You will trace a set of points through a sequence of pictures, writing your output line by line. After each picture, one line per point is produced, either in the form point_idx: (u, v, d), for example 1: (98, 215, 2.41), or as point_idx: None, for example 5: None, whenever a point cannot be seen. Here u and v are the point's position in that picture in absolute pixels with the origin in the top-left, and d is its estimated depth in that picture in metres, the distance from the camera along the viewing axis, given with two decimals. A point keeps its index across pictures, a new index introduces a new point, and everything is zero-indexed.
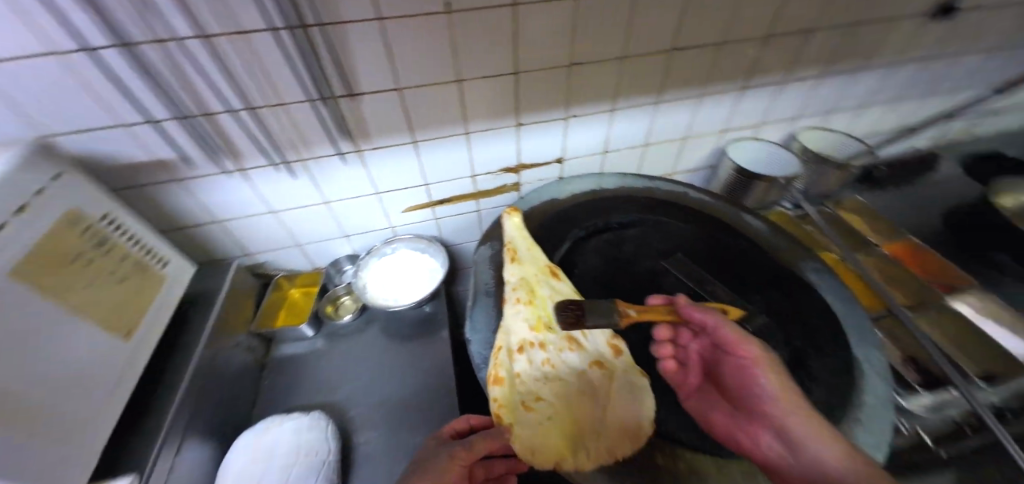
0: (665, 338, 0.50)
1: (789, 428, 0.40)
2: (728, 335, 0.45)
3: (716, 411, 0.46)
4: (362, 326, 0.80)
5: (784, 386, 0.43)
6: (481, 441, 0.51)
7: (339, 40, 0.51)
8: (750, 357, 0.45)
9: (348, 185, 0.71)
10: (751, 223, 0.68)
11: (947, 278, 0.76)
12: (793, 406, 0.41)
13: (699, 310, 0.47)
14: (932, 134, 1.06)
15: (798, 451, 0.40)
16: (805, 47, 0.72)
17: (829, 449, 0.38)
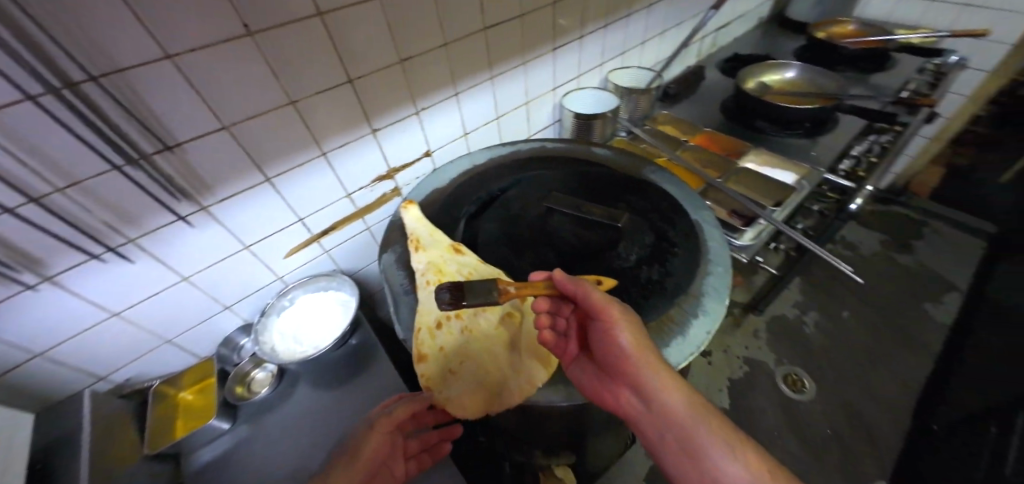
0: (541, 310, 0.51)
1: (644, 384, 0.46)
2: (595, 304, 0.45)
3: (588, 370, 0.51)
4: (286, 392, 0.71)
5: (639, 346, 0.45)
6: (401, 406, 0.56)
7: (128, 90, 0.44)
8: (617, 323, 0.45)
9: (210, 250, 0.62)
10: (598, 153, 0.80)
11: (734, 149, 1.01)
12: (650, 368, 0.45)
13: (572, 283, 0.45)
14: (696, 52, 1.32)
15: (652, 400, 0.46)
16: (586, 5, 0.87)
17: (673, 396, 0.45)
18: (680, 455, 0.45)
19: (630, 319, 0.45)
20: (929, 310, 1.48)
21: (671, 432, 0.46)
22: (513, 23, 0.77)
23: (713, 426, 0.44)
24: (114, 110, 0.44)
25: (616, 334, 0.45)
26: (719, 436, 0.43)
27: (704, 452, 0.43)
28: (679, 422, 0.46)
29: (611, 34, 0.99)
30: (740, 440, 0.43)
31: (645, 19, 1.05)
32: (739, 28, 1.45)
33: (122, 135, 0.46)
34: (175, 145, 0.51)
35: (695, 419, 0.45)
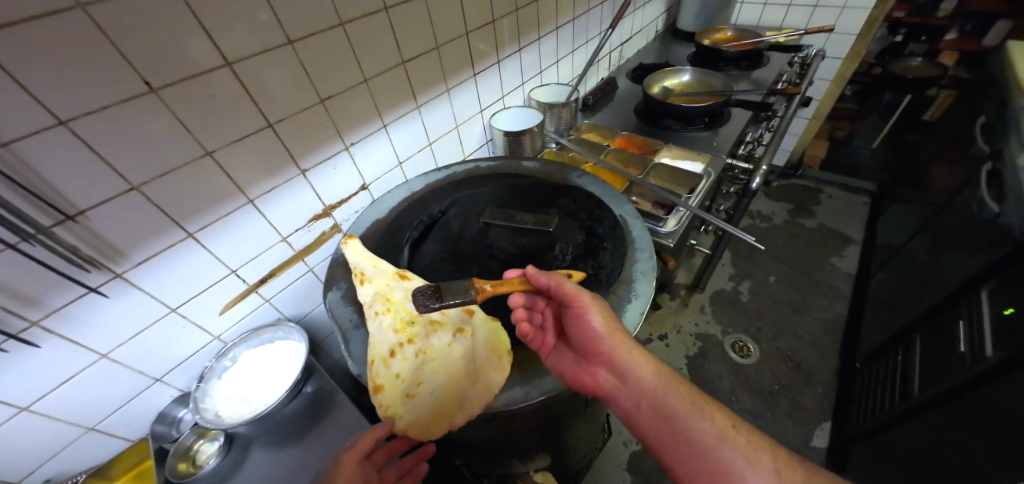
0: (518, 304, 0.57)
1: (618, 358, 0.51)
2: (567, 290, 0.52)
3: (566, 357, 0.54)
4: (238, 457, 0.66)
5: (608, 325, 0.51)
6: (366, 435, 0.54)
7: (10, 162, 0.41)
8: (588, 306, 0.52)
9: (128, 319, 0.57)
10: (528, 165, 0.86)
11: (650, 146, 1.13)
12: (622, 343, 0.51)
13: (545, 276, 0.52)
14: (608, 64, 1.47)
15: (627, 374, 0.51)
16: (498, 33, 0.95)
17: (644, 367, 0.50)
18: (657, 424, 0.47)
19: (599, 302, 0.52)
20: (835, 263, 1.72)
21: (647, 404, 0.49)
22: (431, 54, 0.81)
23: (682, 393, 0.48)
24: (1, 185, 0.41)
25: (588, 315, 0.52)
26: (688, 400, 0.47)
27: (678, 416, 0.46)
28: (653, 394, 0.49)
29: (526, 56, 1.07)
30: (705, 403, 0.47)
31: (555, 40, 1.15)
32: (642, 40, 1.63)
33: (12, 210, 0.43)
34: (79, 213, 0.48)
35: (667, 389, 0.49)
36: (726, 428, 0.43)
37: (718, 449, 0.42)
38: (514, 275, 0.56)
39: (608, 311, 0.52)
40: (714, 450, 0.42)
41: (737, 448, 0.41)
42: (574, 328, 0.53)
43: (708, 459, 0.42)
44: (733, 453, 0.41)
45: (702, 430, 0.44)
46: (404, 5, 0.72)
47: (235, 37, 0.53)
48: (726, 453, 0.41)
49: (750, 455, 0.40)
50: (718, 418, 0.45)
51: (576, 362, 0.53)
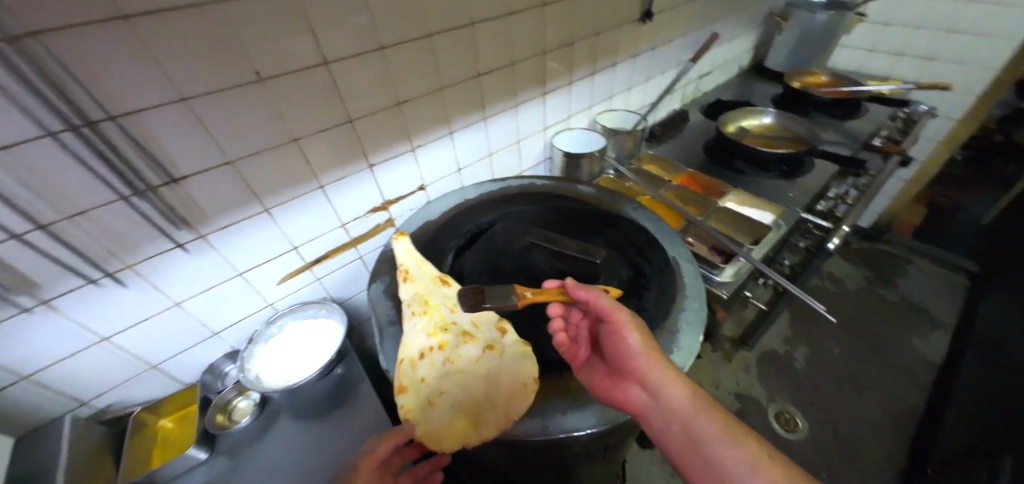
0: (557, 313, 0.56)
1: (651, 378, 0.49)
2: (604, 307, 0.51)
3: (598, 372, 0.53)
4: (267, 421, 0.71)
5: (645, 345, 0.50)
6: (382, 440, 0.54)
7: (137, 130, 0.48)
8: (624, 325, 0.51)
9: (199, 276, 0.64)
10: (582, 190, 0.84)
11: (715, 188, 1.06)
12: (657, 363, 0.49)
13: (584, 289, 0.52)
14: (682, 95, 1.42)
15: (659, 394, 0.48)
16: (574, 55, 0.95)
17: (678, 389, 0.48)
18: (687, 448, 0.47)
19: (636, 321, 0.52)
20: (918, 347, 1.49)
21: (678, 425, 0.47)
22: (505, 70, 0.83)
23: (715, 419, 0.47)
24: (128, 147, 0.48)
25: (625, 335, 0.51)
26: (721, 427, 0.46)
27: (710, 442, 0.45)
28: (685, 417, 0.47)
29: (599, 80, 1.07)
30: (741, 432, 0.46)
31: (631, 68, 1.14)
32: (722, 73, 1.56)
33: (132, 169, 0.50)
34: (180, 179, 0.54)
35: (699, 413, 0.48)
36: (759, 458, 0.42)
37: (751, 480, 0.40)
38: (553, 284, 0.57)
39: (645, 331, 0.51)
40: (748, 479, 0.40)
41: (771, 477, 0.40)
42: (609, 346, 0.53)
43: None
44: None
45: (735, 459, 0.43)
46: (489, 22, 0.75)
47: (335, 39, 0.58)
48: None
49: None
50: (752, 449, 0.43)
51: (607, 378, 0.52)
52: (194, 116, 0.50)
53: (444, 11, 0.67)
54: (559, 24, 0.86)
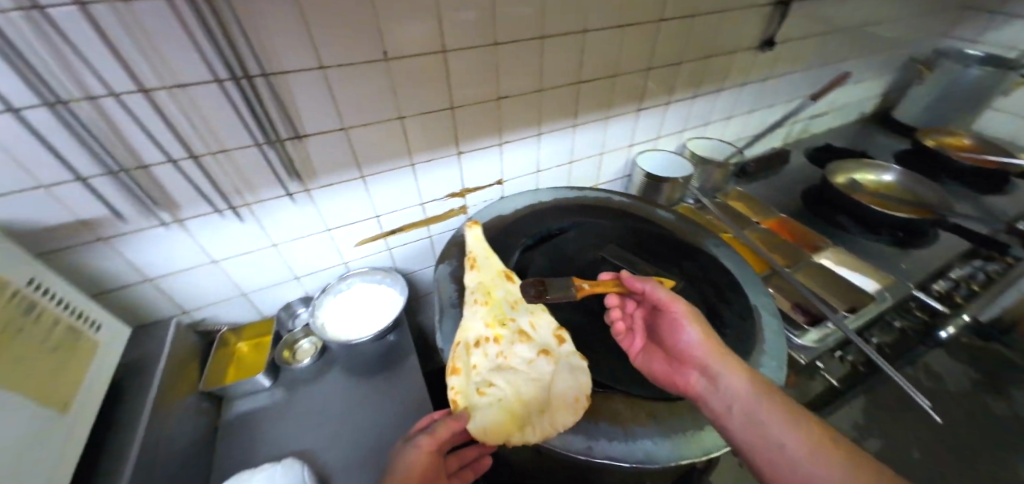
0: (614, 303, 0.60)
1: (710, 362, 0.52)
2: (663, 298, 0.56)
3: (655, 357, 0.57)
4: (323, 368, 0.78)
5: (703, 332, 0.54)
6: (444, 423, 0.51)
7: (282, 87, 0.54)
8: (682, 315, 0.56)
9: (295, 224, 0.71)
10: (661, 215, 0.80)
11: (811, 240, 0.99)
12: (715, 349, 0.53)
13: (642, 281, 0.57)
14: (781, 135, 1.34)
15: (720, 382, 0.50)
16: (677, 76, 0.92)
17: (739, 378, 0.50)
18: (753, 435, 0.48)
19: (692, 312, 0.57)
20: None
21: (741, 413, 0.48)
22: (606, 81, 0.83)
23: (778, 407, 0.49)
24: (270, 101, 0.55)
25: (683, 325, 0.56)
26: (784, 416, 0.48)
27: (773, 429, 0.48)
28: (747, 399, 0.49)
29: (697, 105, 1.04)
30: (801, 420, 0.49)
31: (733, 97, 1.09)
32: (834, 118, 1.43)
33: (269, 120, 0.57)
34: (303, 136, 0.61)
35: (761, 398, 0.49)
36: (819, 444, 0.46)
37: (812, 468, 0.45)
38: (609, 277, 0.61)
39: (702, 322, 0.56)
40: (812, 470, 0.44)
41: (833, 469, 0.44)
42: (666, 333, 0.58)
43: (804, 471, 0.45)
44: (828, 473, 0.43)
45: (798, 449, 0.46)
46: (602, 31, 0.74)
47: (458, 31, 0.61)
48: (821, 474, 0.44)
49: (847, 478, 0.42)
50: (812, 437, 0.47)
51: (665, 362, 0.56)
52: (327, 82, 0.56)
53: (563, 16, 0.68)
54: (670, 43, 0.84)
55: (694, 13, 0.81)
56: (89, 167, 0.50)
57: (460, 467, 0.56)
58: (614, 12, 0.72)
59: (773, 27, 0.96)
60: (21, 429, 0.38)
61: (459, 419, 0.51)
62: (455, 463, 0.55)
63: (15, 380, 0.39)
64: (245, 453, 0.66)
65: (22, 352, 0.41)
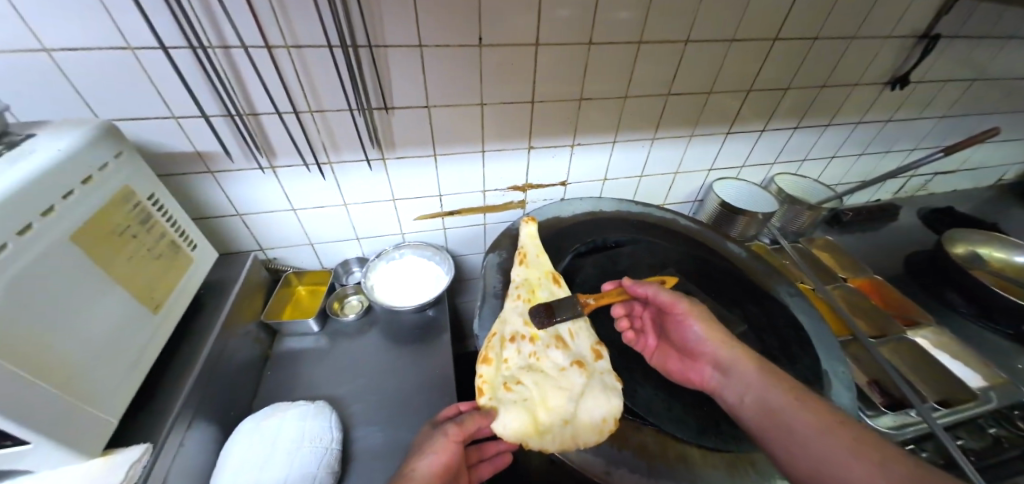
0: (619, 314, 0.60)
1: (720, 356, 0.51)
2: (664, 299, 0.55)
3: (669, 355, 0.56)
4: (365, 325, 0.83)
5: (708, 328, 0.54)
6: (470, 416, 0.50)
7: (382, 60, 0.58)
8: (685, 313, 0.55)
9: (366, 188, 0.76)
10: (731, 248, 0.74)
11: (908, 313, 0.85)
12: (722, 342, 0.52)
13: (643, 285, 0.56)
14: (891, 188, 1.18)
15: (731, 373, 0.49)
16: (780, 103, 0.84)
17: (747, 366, 0.49)
18: (764, 421, 0.44)
19: (696, 309, 0.56)
20: None
21: (752, 402, 0.46)
22: (698, 97, 0.78)
23: (784, 388, 0.45)
24: (368, 71, 0.59)
25: (687, 323, 0.55)
26: (789, 395, 0.44)
27: (780, 409, 0.44)
28: (756, 386, 0.47)
29: (795, 137, 0.94)
30: (809, 398, 0.44)
31: (840, 135, 0.97)
32: (963, 178, 1.23)
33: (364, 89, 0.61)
34: (391, 108, 0.64)
35: (769, 383, 0.47)
36: (833, 425, 0.40)
37: (828, 444, 0.39)
38: (613, 286, 0.60)
39: (706, 317, 0.55)
40: (819, 438, 0.40)
41: (850, 446, 0.38)
42: (673, 331, 0.57)
43: (817, 450, 0.39)
44: (841, 449, 0.38)
45: (806, 421, 0.41)
46: (707, 43, 0.69)
47: (556, 26, 0.60)
48: (836, 450, 0.38)
49: (862, 452, 0.37)
50: (823, 414, 0.42)
51: (678, 359, 0.55)
52: (421, 61, 0.58)
53: (668, 23, 0.64)
54: (781, 65, 0.76)
55: (817, 36, 0.73)
56: (213, 107, 0.57)
57: (478, 462, 0.54)
58: (724, 24, 0.67)
59: (911, 63, 0.83)
60: (116, 319, 0.45)
61: (486, 415, 0.50)
62: (473, 457, 0.54)
63: (121, 275, 0.46)
64: (288, 386, 0.73)
65: (131, 252, 0.48)
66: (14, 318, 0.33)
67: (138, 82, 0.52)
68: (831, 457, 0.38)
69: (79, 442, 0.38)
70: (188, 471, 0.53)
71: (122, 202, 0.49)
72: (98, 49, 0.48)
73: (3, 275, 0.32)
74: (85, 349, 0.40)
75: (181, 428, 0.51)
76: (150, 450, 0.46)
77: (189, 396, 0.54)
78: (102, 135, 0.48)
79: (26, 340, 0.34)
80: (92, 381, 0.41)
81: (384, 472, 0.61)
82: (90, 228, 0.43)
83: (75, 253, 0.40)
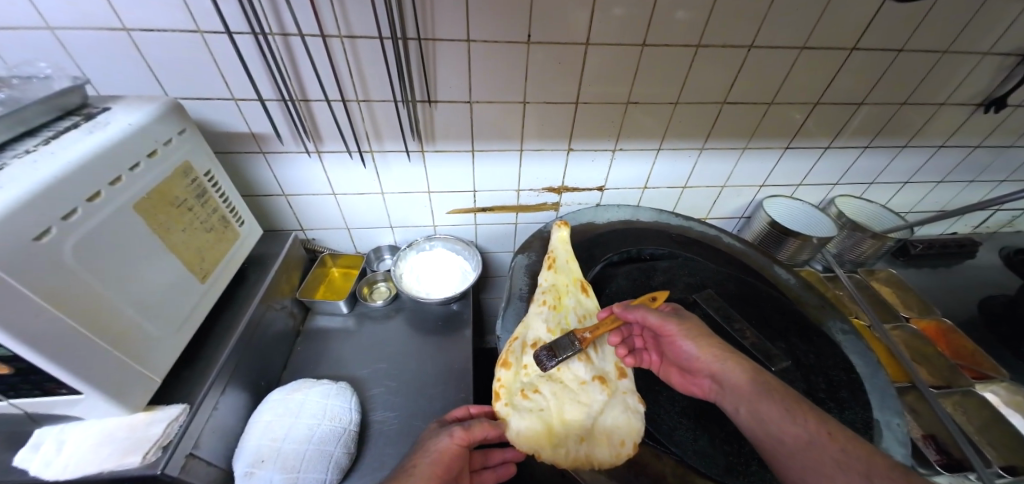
0: (614, 343, 0.56)
1: (713, 370, 0.46)
2: (653, 323, 0.50)
3: (667, 370, 0.53)
4: (392, 311, 0.85)
5: (699, 344, 0.48)
6: (479, 423, 0.49)
7: (430, 53, 0.58)
8: (676, 333, 0.50)
9: (404, 178, 0.77)
10: (780, 275, 0.68)
11: (978, 366, 0.76)
12: (714, 354, 0.47)
13: (631, 311, 0.52)
14: (970, 222, 1.05)
15: (725, 383, 0.45)
16: (851, 118, 0.76)
17: (741, 375, 0.44)
18: (757, 430, 0.41)
19: (687, 325, 0.50)
20: None
21: (745, 413, 0.43)
22: (756, 108, 0.72)
23: (775, 395, 0.41)
24: (415, 63, 0.59)
25: (678, 342, 0.50)
26: (779, 404, 0.40)
27: (770, 420, 0.40)
28: (748, 396, 0.43)
29: (863, 158, 0.86)
30: (799, 404, 0.40)
31: (917, 161, 0.88)
32: None
33: (409, 80, 0.62)
34: (434, 101, 0.65)
35: (764, 392, 0.42)
36: (819, 434, 0.37)
37: (816, 456, 0.36)
38: (604, 313, 0.56)
39: (697, 334, 0.49)
40: (814, 453, 0.36)
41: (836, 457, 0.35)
42: (668, 349, 0.52)
43: (807, 463, 0.36)
44: (828, 461, 0.35)
45: (794, 432, 0.38)
46: (773, 49, 0.63)
47: (609, 24, 0.58)
48: (824, 462, 0.35)
49: (851, 465, 0.34)
50: (811, 422, 0.38)
51: (679, 373, 0.52)
52: (468, 54, 0.58)
53: (733, 24, 0.59)
54: (858, 76, 0.69)
55: (903, 47, 0.65)
56: (269, 91, 0.60)
57: (482, 468, 0.54)
58: (796, 27, 0.61)
59: (1010, 84, 0.73)
60: (169, 283, 0.48)
61: (496, 425, 0.50)
62: (477, 461, 0.54)
63: (176, 244, 0.50)
64: (316, 362, 0.76)
65: (186, 223, 0.52)
66: (77, 278, 0.36)
67: (201, 63, 0.55)
68: (822, 471, 0.35)
69: (124, 395, 0.42)
70: (222, 433, 0.56)
71: (182, 176, 0.52)
72: (171, 31, 0.52)
73: (70, 238, 0.36)
74: (137, 307, 0.43)
75: (215, 392, 0.54)
76: (187, 409, 0.49)
77: (225, 364, 0.57)
78: (168, 112, 0.51)
79: (88, 299, 0.37)
80: (141, 341, 0.44)
81: (399, 456, 0.63)
82: (150, 198, 0.46)
83: (135, 219, 0.44)
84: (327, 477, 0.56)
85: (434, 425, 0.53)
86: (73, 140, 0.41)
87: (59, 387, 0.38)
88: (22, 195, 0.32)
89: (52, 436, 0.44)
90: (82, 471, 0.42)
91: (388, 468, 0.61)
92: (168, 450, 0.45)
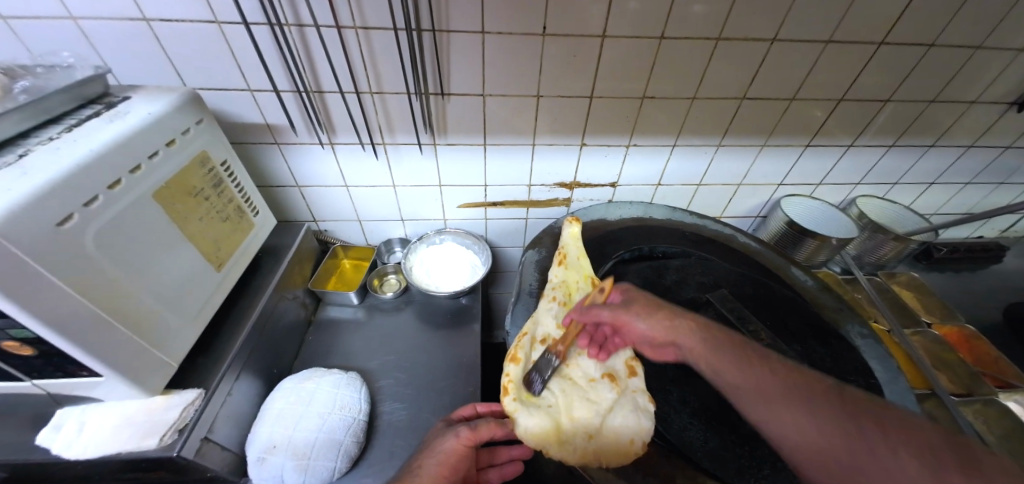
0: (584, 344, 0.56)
1: (670, 338, 0.45)
2: (606, 318, 0.48)
3: (638, 346, 0.53)
4: (402, 304, 0.85)
5: (651, 320, 0.46)
6: (486, 422, 0.49)
7: (443, 44, 0.57)
8: (628, 320, 0.47)
9: (416, 172, 0.77)
10: (797, 276, 0.67)
11: (1002, 374, 0.74)
12: (666, 325, 0.45)
13: (584, 314, 0.49)
14: (998, 225, 1.02)
15: (681, 348, 0.44)
16: (876, 116, 0.73)
17: (693, 336, 0.43)
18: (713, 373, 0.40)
19: (636, 307, 0.47)
20: None
21: (708, 366, 0.41)
22: (776, 105, 0.70)
23: (729, 344, 0.40)
24: (429, 55, 0.59)
25: (632, 327, 0.48)
26: (735, 353, 0.39)
27: (725, 369, 0.39)
28: (702, 352, 0.42)
29: (886, 157, 0.83)
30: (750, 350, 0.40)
31: (944, 161, 0.84)
32: None
33: (422, 72, 0.61)
34: (447, 94, 0.64)
35: (720, 344, 0.41)
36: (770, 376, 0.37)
37: (764, 392, 0.36)
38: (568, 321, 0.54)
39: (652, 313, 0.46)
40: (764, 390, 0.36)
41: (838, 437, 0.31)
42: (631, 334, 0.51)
43: (760, 401, 0.36)
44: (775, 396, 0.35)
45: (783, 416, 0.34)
46: (796, 43, 0.61)
47: (626, 17, 0.56)
48: (771, 398, 0.35)
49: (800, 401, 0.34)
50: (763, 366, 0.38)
51: (650, 348, 0.52)
52: (482, 46, 0.57)
53: (756, 17, 0.57)
54: (886, 72, 0.66)
55: (934, 42, 0.62)
56: (284, 83, 0.60)
57: (488, 466, 0.55)
58: (821, 21, 0.58)
59: None
60: (186, 272, 0.49)
61: (502, 424, 0.50)
62: (483, 460, 0.54)
63: (192, 233, 0.50)
64: (326, 353, 0.77)
65: (203, 213, 0.53)
66: (98, 264, 0.37)
67: (217, 54, 0.56)
68: (772, 411, 0.35)
69: (143, 379, 0.43)
70: (236, 419, 0.57)
71: (199, 166, 0.53)
72: (189, 22, 0.52)
73: (91, 225, 0.37)
74: (156, 294, 0.44)
75: (229, 379, 0.55)
76: (202, 394, 0.50)
77: (241, 351, 0.58)
78: (187, 103, 0.52)
79: (107, 285, 0.38)
80: (159, 327, 0.45)
81: (408, 447, 0.63)
82: (169, 187, 0.47)
83: (153, 207, 0.44)
84: (337, 465, 0.57)
85: (440, 423, 0.53)
86: (95, 129, 0.41)
87: (80, 370, 0.39)
88: (46, 182, 0.33)
89: (73, 417, 0.45)
90: (101, 452, 0.43)
91: (396, 459, 0.62)
92: (184, 433, 0.46)
